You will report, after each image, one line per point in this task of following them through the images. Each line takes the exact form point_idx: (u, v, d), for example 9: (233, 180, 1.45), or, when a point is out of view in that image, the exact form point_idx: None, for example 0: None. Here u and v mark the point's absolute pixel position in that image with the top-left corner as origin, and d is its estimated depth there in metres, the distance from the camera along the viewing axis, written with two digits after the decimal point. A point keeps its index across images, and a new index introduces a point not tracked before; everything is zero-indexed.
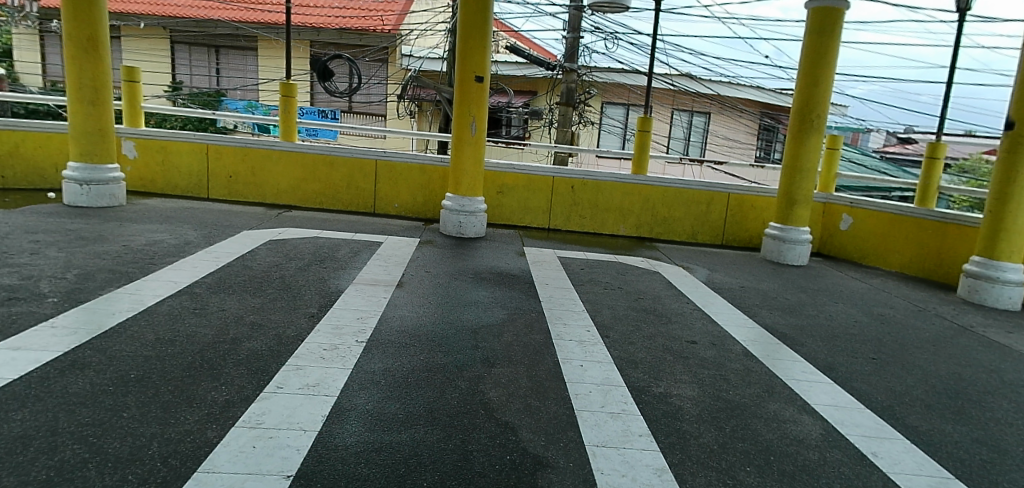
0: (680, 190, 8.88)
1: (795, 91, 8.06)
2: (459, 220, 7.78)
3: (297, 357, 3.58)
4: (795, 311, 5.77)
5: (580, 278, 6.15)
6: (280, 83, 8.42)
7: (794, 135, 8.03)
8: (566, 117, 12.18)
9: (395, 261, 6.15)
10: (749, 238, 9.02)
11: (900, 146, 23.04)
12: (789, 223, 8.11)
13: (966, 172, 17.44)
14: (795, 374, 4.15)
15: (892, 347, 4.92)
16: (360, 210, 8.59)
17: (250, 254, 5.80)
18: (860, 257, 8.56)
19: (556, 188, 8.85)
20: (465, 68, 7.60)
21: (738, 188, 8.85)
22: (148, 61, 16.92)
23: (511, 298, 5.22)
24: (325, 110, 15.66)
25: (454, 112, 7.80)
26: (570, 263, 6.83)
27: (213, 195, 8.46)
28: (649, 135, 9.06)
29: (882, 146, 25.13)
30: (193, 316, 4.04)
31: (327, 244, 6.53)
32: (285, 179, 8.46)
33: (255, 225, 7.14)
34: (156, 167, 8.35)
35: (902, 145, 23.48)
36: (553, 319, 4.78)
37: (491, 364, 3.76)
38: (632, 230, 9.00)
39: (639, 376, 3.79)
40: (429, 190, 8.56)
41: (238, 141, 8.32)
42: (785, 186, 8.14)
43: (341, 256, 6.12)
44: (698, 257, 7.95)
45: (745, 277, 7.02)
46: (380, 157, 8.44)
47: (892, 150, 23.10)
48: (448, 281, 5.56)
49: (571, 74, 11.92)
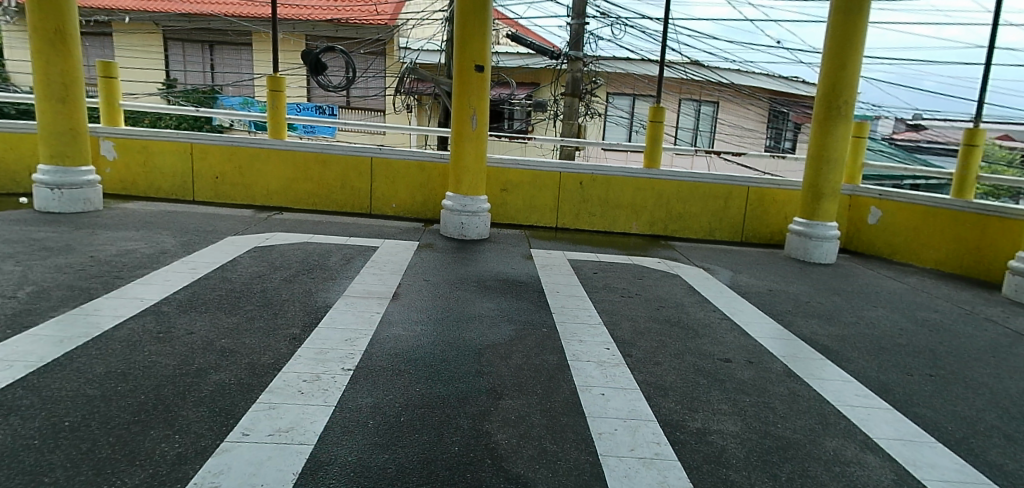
0: (696, 184, 8.32)
1: (819, 76, 7.45)
2: (462, 221, 7.24)
3: (270, 393, 3.05)
4: (833, 318, 5.20)
5: (594, 284, 5.60)
6: (268, 75, 7.82)
7: (819, 122, 7.43)
8: (572, 108, 11.59)
9: (390, 269, 5.61)
10: (770, 234, 8.46)
11: (911, 132, 22.31)
12: (815, 218, 7.53)
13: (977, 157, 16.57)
14: (850, 399, 3.59)
15: (949, 360, 4.35)
16: (356, 211, 8.07)
17: (231, 263, 5.27)
18: (890, 253, 7.98)
19: (565, 184, 8.31)
20: (464, 57, 7.03)
21: (759, 181, 8.27)
22: (140, 57, 16.39)
23: (519, 310, 4.68)
24: (322, 106, 14.78)
25: (453, 105, 7.24)
26: (582, 266, 6.29)
27: (199, 197, 7.94)
28: (662, 126, 8.44)
29: (895, 132, 24.36)
30: (154, 341, 3.51)
31: (318, 250, 6.02)
32: (275, 179, 7.93)
33: (241, 230, 6.62)
34: (138, 168, 7.83)
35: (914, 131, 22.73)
36: (566, 335, 4.23)
37: (498, 396, 3.23)
38: (646, 227, 8.45)
39: (671, 407, 3.25)
40: (428, 188, 8.02)
41: (224, 139, 7.78)
42: (810, 178, 7.55)
43: (332, 264, 5.58)
44: (719, 257, 7.38)
45: (772, 279, 6.45)
46: (376, 154, 7.91)
47: (902, 135, 22.36)
48: (448, 291, 5.02)
49: (577, 62, 11.31)
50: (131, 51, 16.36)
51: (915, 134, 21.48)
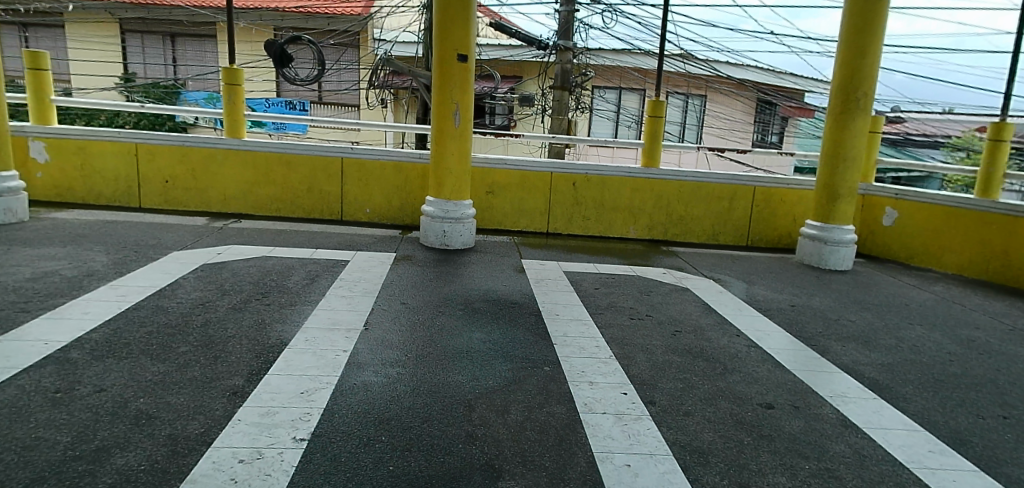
0: (699, 185, 7.66)
1: (834, 66, 6.84)
2: (444, 229, 6.47)
3: (192, 484, 2.27)
4: (872, 341, 4.55)
5: (597, 303, 4.89)
6: (223, 67, 6.98)
7: (835, 116, 6.82)
8: (561, 102, 10.83)
9: (361, 289, 4.84)
10: (778, 237, 7.84)
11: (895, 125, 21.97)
12: (831, 220, 6.92)
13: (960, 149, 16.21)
14: (925, 459, 2.92)
15: (1017, 396, 3.72)
16: (325, 217, 7.27)
17: (171, 286, 4.44)
18: (908, 257, 7.41)
19: (556, 185, 7.58)
20: (445, 45, 6.25)
21: (766, 179, 7.64)
22: (96, 49, 15.25)
23: (515, 342, 3.94)
24: (293, 102, 14.22)
25: (433, 99, 6.46)
26: (581, 281, 5.58)
27: (146, 204, 7.06)
28: (661, 122, 7.75)
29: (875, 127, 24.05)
30: (46, 406, 2.70)
31: (278, 267, 5.21)
32: (233, 183, 7.09)
33: (190, 243, 5.78)
34: (74, 172, 6.93)
35: None
36: (574, 375, 3.51)
37: (495, 475, 2.48)
38: (644, 232, 7.78)
39: (716, 483, 2.54)
40: (406, 191, 7.25)
41: (174, 138, 6.91)
42: (825, 177, 6.94)
43: (293, 284, 4.78)
44: (727, 265, 6.73)
45: (791, 291, 5.81)
46: (347, 153, 7.10)
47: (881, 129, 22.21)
48: (430, 317, 4.27)
49: (566, 53, 10.57)
50: (85, 43, 15.24)
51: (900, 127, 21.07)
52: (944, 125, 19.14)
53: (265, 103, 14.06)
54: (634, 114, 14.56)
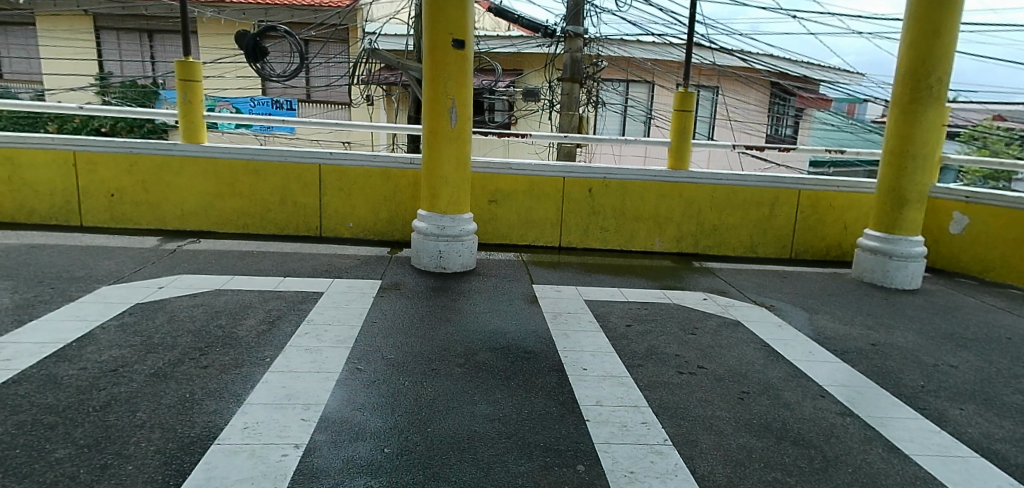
0: (735, 189, 6.61)
1: (900, 48, 5.77)
2: (439, 249, 5.43)
3: None
4: (995, 400, 3.49)
5: (634, 351, 3.85)
6: (175, 60, 5.92)
7: (900, 107, 5.77)
8: (570, 96, 9.68)
9: (332, 337, 3.77)
10: (826, 248, 6.79)
11: None
12: (896, 230, 5.87)
13: (975, 140, 15.32)
14: None
15: None
16: (300, 233, 6.24)
17: (81, 341, 3.41)
18: (981, 270, 6.36)
19: (570, 193, 6.55)
20: (437, 28, 5.19)
21: (813, 182, 6.59)
22: (68, 47, 14.18)
23: (536, 422, 2.89)
24: (280, 101, 13.42)
25: (425, 94, 5.41)
26: (607, 315, 4.52)
27: (90, 222, 6.03)
28: (690, 117, 6.64)
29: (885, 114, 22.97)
30: None
31: (231, 306, 4.15)
32: (191, 196, 6.08)
33: (129, 272, 4.73)
34: (4, 186, 5.92)
35: None
36: (623, 482, 2.45)
37: None
38: (671, 244, 6.73)
39: None
40: (395, 202, 6.22)
41: (120, 145, 5.89)
42: (888, 180, 5.90)
43: (247, 333, 3.74)
44: (777, 286, 5.68)
45: (863, 322, 4.76)
46: (325, 160, 6.07)
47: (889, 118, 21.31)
48: (419, 383, 3.21)
49: (576, 40, 9.48)
50: (59, 41, 14.19)
51: None
52: (963, 115, 18.10)
53: (251, 104, 13.35)
54: (642, 105, 13.51)
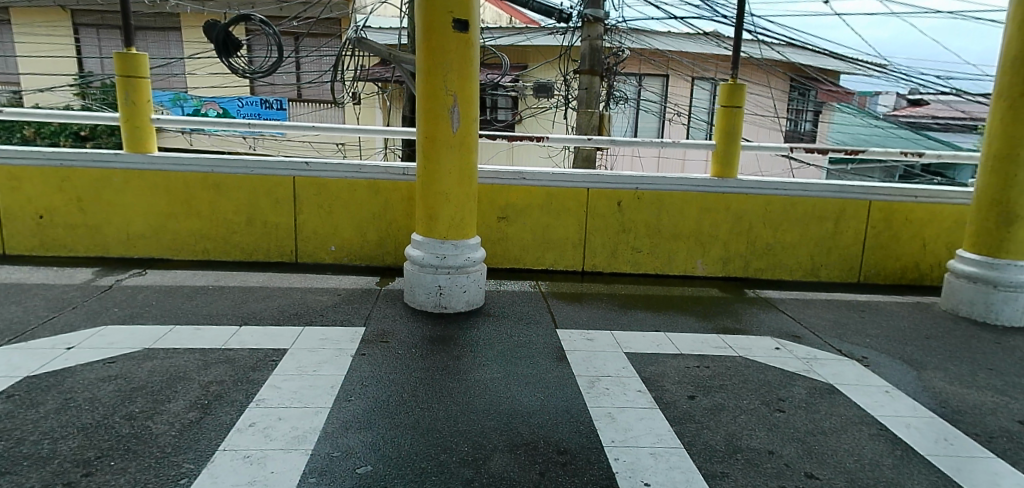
0: (792, 201, 5.50)
1: (1009, 27, 4.63)
2: (439, 284, 4.35)
3: None
4: None
5: (710, 447, 2.73)
6: (114, 52, 4.82)
7: (1009, 103, 4.64)
8: (590, 91, 8.46)
9: (289, 431, 2.68)
10: (901, 270, 5.68)
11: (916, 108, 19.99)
12: (1002, 255, 4.75)
13: None
14: None
15: None
16: (272, 259, 5.16)
17: None
18: None
19: (595, 207, 5.45)
20: (433, 5, 4.08)
21: (889, 191, 5.47)
22: (43, 43, 13.12)
23: None
24: (268, 101, 12.39)
25: (419, 88, 4.30)
26: (659, 380, 3.41)
27: (14, 249, 4.97)
28: (740, 114, 5.51)
29: (897, 106, 21.97)
30: None
31: (157, 379, 3.07)
32: (137, 215, 5.00)
33: (37, 324, 3.66)
34: None
35: (915, 105, 20.43)
36: None
37: None
38: (716, 267, 5.63)
39: None
40: (386, 221, 5.13)
41: (46, 156, 4.82)
42: (991, 193, 4.77)
43: (169, 427, 2.65)
44: (858, 325, 4.56)
45: (991, 384, 3.64)
46: (300, 172, 4.98)
47: (909, 111, 20.15)
48: None
49: (597, 26, 8.33)
50: (35, 39, 13.14)
51: (921, 111, 19.37)
52: None
53: (240, 103, 12.31)
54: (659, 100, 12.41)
